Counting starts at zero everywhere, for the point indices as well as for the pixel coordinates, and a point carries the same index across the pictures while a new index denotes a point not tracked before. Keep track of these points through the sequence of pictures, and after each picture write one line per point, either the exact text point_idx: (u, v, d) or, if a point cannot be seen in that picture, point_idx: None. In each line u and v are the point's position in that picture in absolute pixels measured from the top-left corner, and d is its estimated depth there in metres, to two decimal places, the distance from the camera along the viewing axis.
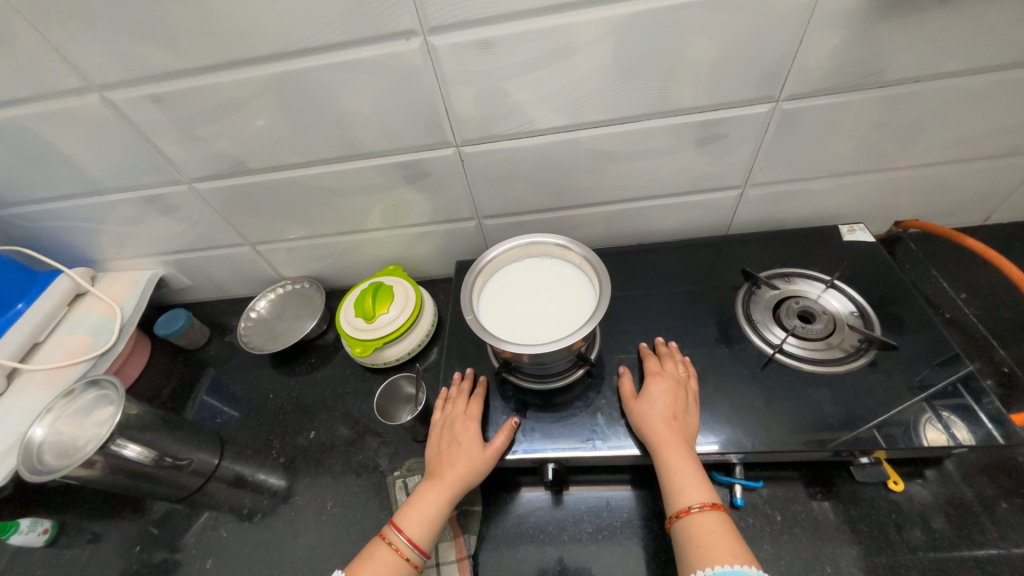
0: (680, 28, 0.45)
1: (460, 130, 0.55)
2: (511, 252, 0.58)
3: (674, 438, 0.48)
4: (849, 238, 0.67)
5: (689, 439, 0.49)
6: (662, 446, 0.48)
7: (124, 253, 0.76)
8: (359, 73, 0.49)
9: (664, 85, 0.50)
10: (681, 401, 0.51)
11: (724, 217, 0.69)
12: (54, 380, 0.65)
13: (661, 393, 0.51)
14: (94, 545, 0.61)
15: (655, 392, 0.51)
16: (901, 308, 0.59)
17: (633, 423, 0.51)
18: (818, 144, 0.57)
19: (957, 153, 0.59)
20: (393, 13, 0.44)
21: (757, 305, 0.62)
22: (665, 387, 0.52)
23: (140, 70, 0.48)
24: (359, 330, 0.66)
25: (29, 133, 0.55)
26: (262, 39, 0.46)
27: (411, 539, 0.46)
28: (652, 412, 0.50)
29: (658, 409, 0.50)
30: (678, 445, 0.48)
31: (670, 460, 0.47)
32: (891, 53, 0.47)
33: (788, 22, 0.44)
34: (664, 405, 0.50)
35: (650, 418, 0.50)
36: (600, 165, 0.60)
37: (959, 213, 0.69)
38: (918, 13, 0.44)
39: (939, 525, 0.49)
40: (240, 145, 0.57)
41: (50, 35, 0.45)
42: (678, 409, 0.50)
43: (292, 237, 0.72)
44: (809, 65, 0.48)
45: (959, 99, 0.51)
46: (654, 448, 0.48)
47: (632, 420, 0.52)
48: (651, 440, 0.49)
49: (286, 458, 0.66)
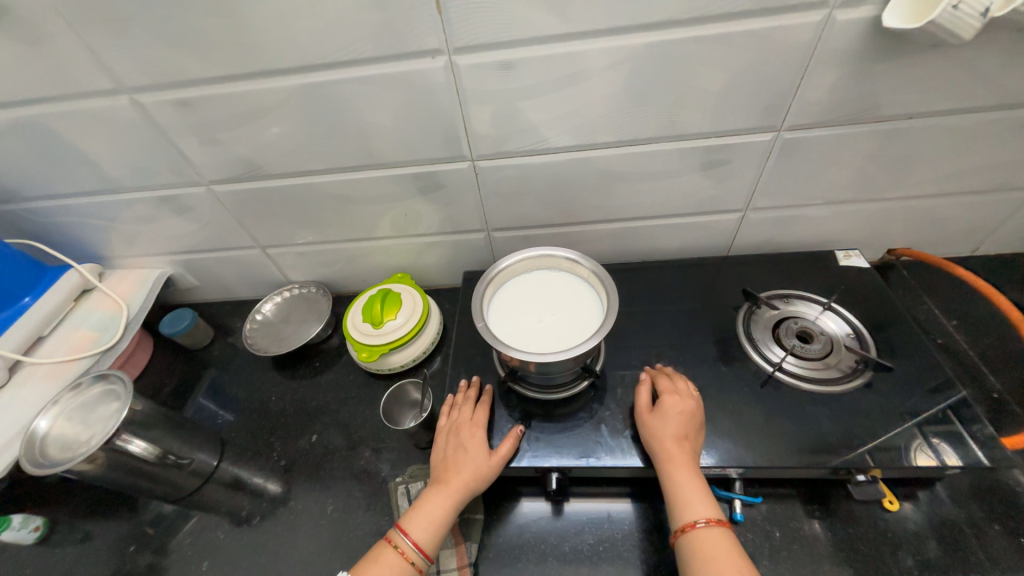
0: (691, 60, 0.48)
1: (476, 144, 0.57)
2: (521, 263, 0.60)
3: (684, 454, 0.49)
4: (845, 263, 0.70)
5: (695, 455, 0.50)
6: (672, 460, 0.48)
7: (133, 251, 0.76)
8: (383, 88, 0.51)
9: (673, 112, 0.53)
10: (691, 420, 0.51)
11: (725, 238, 0.71)
12: (58, 374, 0.65)
13: (675, 411, 0.51)
14: (85, 544, 0.60)
15: (669, 407, 0.52)
16: (895, 333, 0.60)
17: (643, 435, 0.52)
18: (817, 173, 0.60)
19: (948, 186, 0.61)
20: (420, 34, 0.46)
21: (756, 324, 0.64)
22: (679, 406, 0.52)
23: (172, 77, 0.50)
24: (368, 336, 0.67)
25: (56, 130, 0.57)
26: (292, 53, 0.48)
27: (417, 543, 0.47)
28: (663, 428, 0.50)
29: (670, 423, 0.51)
30: (686, 463, 0.48)
31: (676, 474, 0.48)
32: (886, 91, 0.50)
33: (790, 58, 0.47)
34: (676, 423, 0.50)
35: (663, 432, 0.50)
36: (608, 185, 0.62)
37: (949, 243, 0.72)
38: (909, 56, 0.47)
39: (932, 545, 0.50)
40: (261, 150, 0.58)
41: (88, 37, 0.47)
42: (689, 428, 0.51)
43: (302, 241, 0.73)
44: (809, 99, 0.51)
45: (949, 136, 0.55)
46: (661, 462, 0.49)
47: (644, 432, 0.52)
48: (660, 454, 0.49)
49: (286, 461, 0.66)
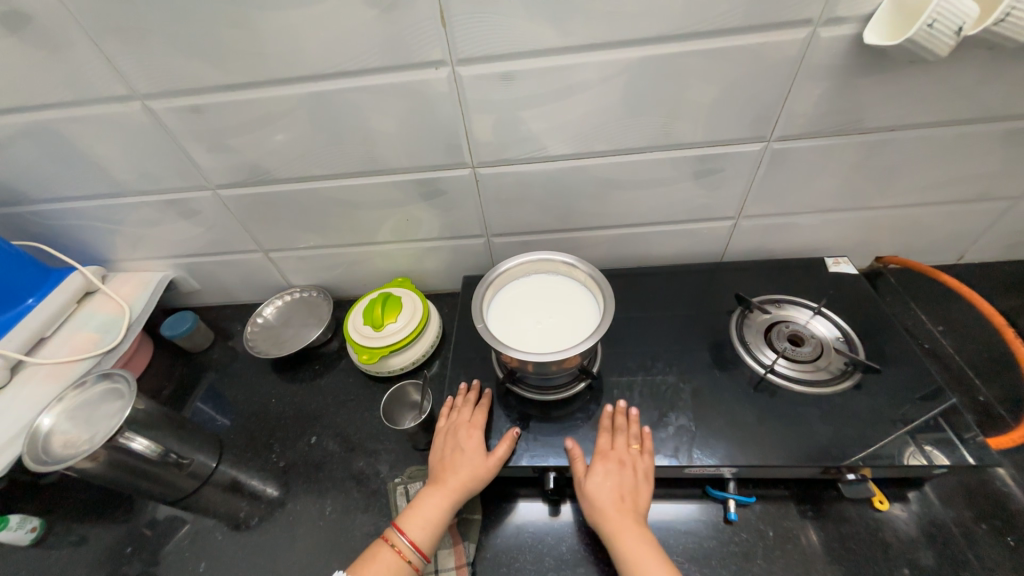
0: (684, 73, 0.50)
1: (477, 152, 0.59)
2: (520, 267, 0.61)
3: (620, 522, 0.48)
4: (835, 269, 0.72)
5: (639, 517, 0.49)
6: (612, 532, 0.48)
7: (137, 254, 0.77)
8: (389, 96, 0.53)
9: (667, 121, 0.55)
10: (625, 482, 0.51)
11: (718, 245, 0.73)
12: (59, 374, 0.65)
13: (603, 477, 0.51)
14: (82, 545, 0.60)
15: (598, 475, 0.51)
16: (884, 337, 0.62)
17: (584, 509, 0.51)
18: (806, 182, 0.62)
19: (932, 196, 0.64)
20: (426, 45, 0.48)
21: (749, 328, 0.65)
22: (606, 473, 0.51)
23: (184, 84, 0.52)
24: (369, 339, 0.68)
25: (68, 135, 0.58)
26: (302, 62, 0.50)
27: (413, 542, 0.48)
28: (596, 497, 0.50)
29: (603, 491, 0.50)
30: (627, 529, 0.48)
31: (622, 545, 0.47)
32: (870, 104, 0.53)
33: (778, 72, 0.50)
34: (609, 489, 0.50)
35: (597, 502, 0.50)
36: (605, 192, 0.64)
37: (935, 251, 0.74)
38: (891, 71, 0.49)
39: (922, 544, 0.51)
40: (268, 156, 0.60)
41: (104, 46, 0.49)
42: (625, 489, 0.51)
43: (305, 245, 0.75)
44: (797, 111, 0.53)
45: (931, 148, 0.57)
46: (607, 535, 0.49)
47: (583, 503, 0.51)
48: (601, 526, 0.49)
49: (285, 463, 0.66)
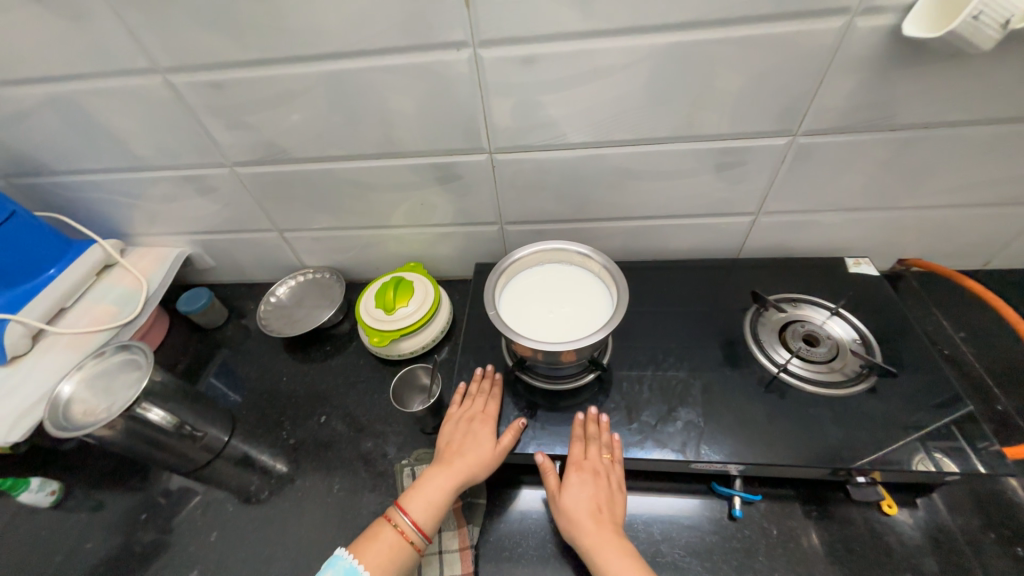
0: (712, 61, 0.49)
1: (496, 137, 0.58)
2: (534, 255, 0.61)
3: (599, 534, 0.48)
4: (854, 270, 0.70)
5: (616, 527, 0.50)
6: (590, 545, 0.48)
7: (155, 229, 0.78)
8: (409, 77, 0.52)
9: (691, 112, 0.53)
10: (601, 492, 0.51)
11: (736, 241, 0.72)
12: (79, 345, 0.67)
13: (579, 490, 0.51)
14: (99, 510, 0.62)
15: (574, 488, 0.51)
16: (902, 341, 0.61)
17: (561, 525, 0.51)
18: (831, 179, 0.60)
19: (963, 198, 0.62)
20: (448, 25, 0.47)
21: (763, 326, 0.64)
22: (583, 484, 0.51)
23: (205, 59, 0.52)
24: (380, 322, 0.68)
25: (90, 107, 0.58)
26: (324, 40, 0.49)
27: (416, 522, 0.48)
28: (572, 510, 0.50)
29: (580, 504, 0.51)
30: (606, 539, 0.48)
31: (602, 556, 0.47)
32: (904, 100, 0.51)
33: (810, 63, 0.48)
34: (585, 501, 0.51)
35: (575, 516, 0.50)
36: (623, 182, 0.63)
37: (961, 255, 0.72)
38: (929, 65, 0.47)
39: (928, 550, 0.51)
40: (286, 135, 0.60)
41: (127, 17, 0.49)
42: (601, 500, 0.51)
43: (320, 226, 0.75)
44: (826, 104, 0.52)
45: (965, 148, 0.55)
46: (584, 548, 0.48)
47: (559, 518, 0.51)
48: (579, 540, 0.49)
49: (295, 440, 0.67)
